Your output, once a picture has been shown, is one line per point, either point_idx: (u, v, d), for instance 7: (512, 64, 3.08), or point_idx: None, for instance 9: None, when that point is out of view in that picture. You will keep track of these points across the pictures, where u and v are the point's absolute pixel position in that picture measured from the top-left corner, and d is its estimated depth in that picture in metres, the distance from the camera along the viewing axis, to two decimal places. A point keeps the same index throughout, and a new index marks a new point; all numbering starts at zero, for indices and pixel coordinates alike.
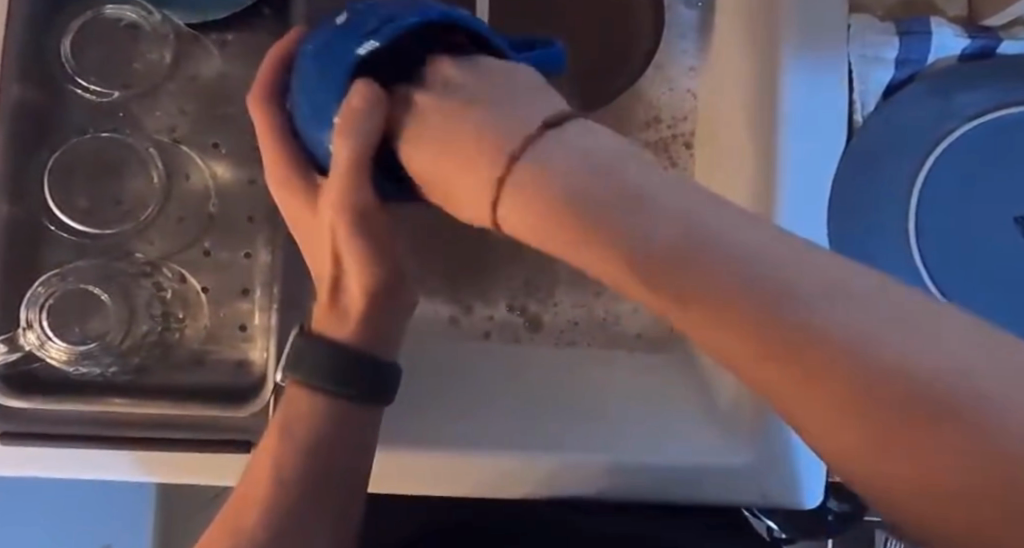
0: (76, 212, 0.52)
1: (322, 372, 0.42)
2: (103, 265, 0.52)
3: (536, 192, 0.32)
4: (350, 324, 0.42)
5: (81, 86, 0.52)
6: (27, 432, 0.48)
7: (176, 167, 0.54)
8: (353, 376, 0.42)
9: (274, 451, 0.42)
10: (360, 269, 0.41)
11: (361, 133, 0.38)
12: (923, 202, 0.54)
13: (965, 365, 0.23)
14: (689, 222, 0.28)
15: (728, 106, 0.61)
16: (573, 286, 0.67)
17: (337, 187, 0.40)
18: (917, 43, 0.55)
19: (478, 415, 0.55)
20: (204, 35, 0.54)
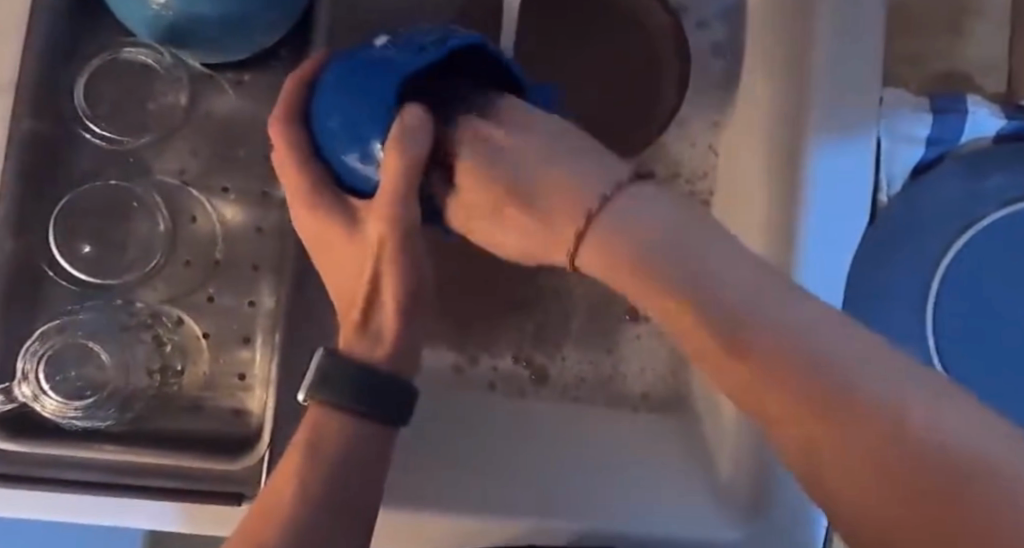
0: (80, 260, 0.50)
1: (347, 380, 0.38)
2: (104, 313, 0.50)
3: (614, 243, 0.35)
4: (384, 350, 0.40)
5: (91, 131, 0.51)
6: (19, 476, 0.46)
7: (181, 212, 0.53)
8: (379, 392, 0.38)
9: (300, 462, 0.37)
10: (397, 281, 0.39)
11: (417, 144, 0.40)
12: (945, 284, 0.53)
13: (987, 453, 0.24)
14: (752, 290, 0.30)
15: (746, 154, 0.59)
16: (581, 341, 0.65)
17: (391, 203, 0.40)
18: (948, 123, 0.53)
19: (485, 476, 0.53)
20: (220, 76, 0.53)
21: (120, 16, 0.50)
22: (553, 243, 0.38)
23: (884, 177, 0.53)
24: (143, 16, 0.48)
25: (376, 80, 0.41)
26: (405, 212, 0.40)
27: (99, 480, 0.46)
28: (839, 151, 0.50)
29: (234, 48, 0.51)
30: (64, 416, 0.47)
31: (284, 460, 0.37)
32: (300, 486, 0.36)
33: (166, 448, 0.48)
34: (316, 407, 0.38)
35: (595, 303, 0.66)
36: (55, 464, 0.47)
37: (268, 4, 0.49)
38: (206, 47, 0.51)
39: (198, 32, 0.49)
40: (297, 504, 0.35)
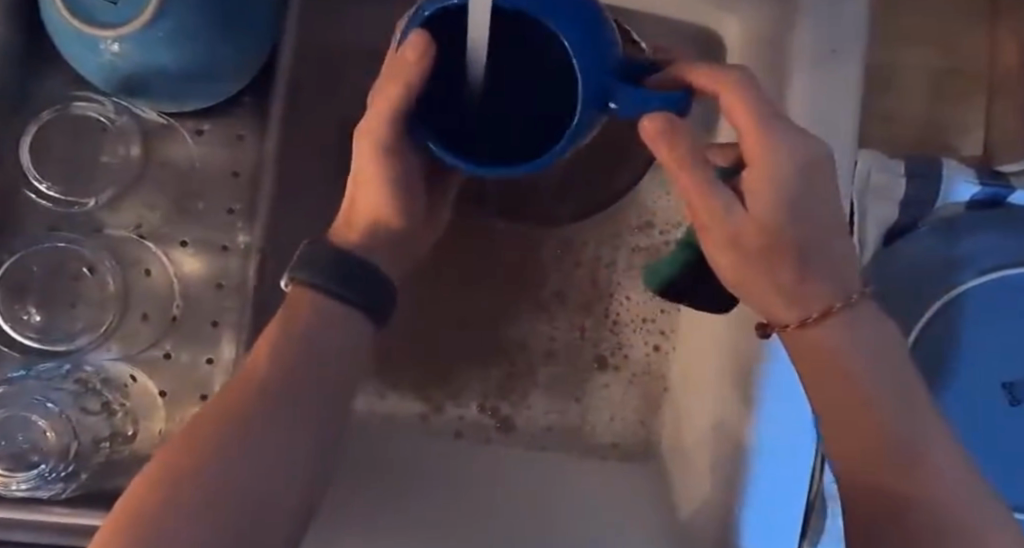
0: (27, 326, 0.48)
1: (333, 271, 0.35)
2: (48, 379, 0.47)
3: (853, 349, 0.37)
4: (356, 235, 0.39)
5: (37, 190, 0.49)
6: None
7: (134, 267, 0.51)
8: (368, 289, 0.36)
9: (279, 342, 0.34)
10: (381, 194, 0.38)
11: (411, 84, 0.33)
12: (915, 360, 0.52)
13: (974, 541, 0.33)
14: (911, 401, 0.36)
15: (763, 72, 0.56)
16: (549, 390, 0.64)
17: (382, 116, 0.35)
18: (927, 185, 0.52)
19: (459, 526, 0.50)
20: (179, 122, 0.51)
21: (71, 62, 0.47)
22: (767, 296, 0.38)
23: (858, 240, 0.53)
24: (97, 65, 0.45)
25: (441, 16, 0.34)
26: (396, 129, 0.35)
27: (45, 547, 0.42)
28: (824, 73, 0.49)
29: (193, 98, 0.49)
30: (5, 489, 0.43)
31: (263, 337, 0.35)
32: (264, 381, 0.32)
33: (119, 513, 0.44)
34: (302, 292, 0.35)
35: (562, 352, 0.64)
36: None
37: (229, 56, 0.47)
38: (162, 95, 0.48)
39: (152, 82, 0.47)
40: (273, 392, 0.32)
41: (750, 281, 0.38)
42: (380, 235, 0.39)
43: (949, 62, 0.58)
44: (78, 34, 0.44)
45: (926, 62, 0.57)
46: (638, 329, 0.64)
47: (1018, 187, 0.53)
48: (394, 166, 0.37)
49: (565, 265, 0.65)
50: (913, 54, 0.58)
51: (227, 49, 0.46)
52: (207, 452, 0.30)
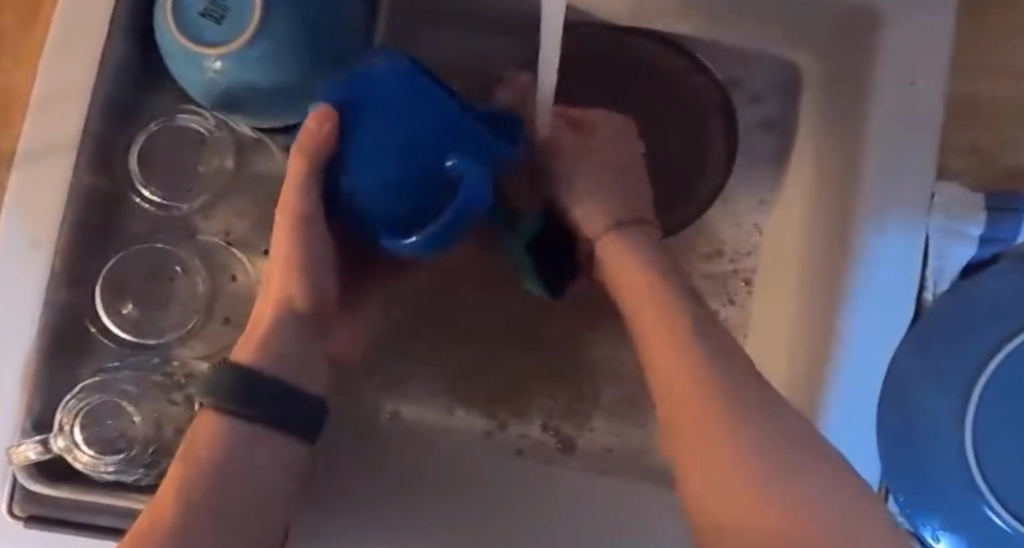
0: (122, 320, 0.51)
1: (251, 395, 0.39)
2: (140, 372, 0.50)
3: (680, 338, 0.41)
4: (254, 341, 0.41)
5: (143, 196, 0.52)
6: (65, 520, 0.47)
7: (222, 272, 0.54)
8: (278, 407, 0.40)
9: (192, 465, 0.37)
10: (298, 290, 0.43)
11: (314, 154, 0.41)
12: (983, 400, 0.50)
13: None
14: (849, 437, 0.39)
15: (835, 96, 0.56)
16: (611, 413, 0.64)
17: (292, 214, 0.42)
18: (1005, 221, 0.51)
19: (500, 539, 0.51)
20: (270, 139, 0.54)
21: (182, 84, 0.51)
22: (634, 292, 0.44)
23: (931, 274, 0.52)
24: (200, 82, 0.49)
25: (388, 96, 0.40)
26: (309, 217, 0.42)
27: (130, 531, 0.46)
28: (908, 138, 0.49)
29: (285, 113, 0.51)
30: (95, 470, 0.46)
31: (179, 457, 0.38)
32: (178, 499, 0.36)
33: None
34: (209, 420, 0.39)
35: (626, 377, 0.65)
36: (99, 513, 0.47)
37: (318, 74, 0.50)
38: (259, 110, 0.51)
39: (249, 96, 0.49)
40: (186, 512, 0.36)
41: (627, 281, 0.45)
42: (277, 350, 0.41)
43: None
44: (189, 52, 0.48)
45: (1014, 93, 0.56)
46: None
47: None
48: (307, 236, 0.42)
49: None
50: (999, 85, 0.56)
51: (315, 68, 0.49)
52: (191, 512, 0.36)
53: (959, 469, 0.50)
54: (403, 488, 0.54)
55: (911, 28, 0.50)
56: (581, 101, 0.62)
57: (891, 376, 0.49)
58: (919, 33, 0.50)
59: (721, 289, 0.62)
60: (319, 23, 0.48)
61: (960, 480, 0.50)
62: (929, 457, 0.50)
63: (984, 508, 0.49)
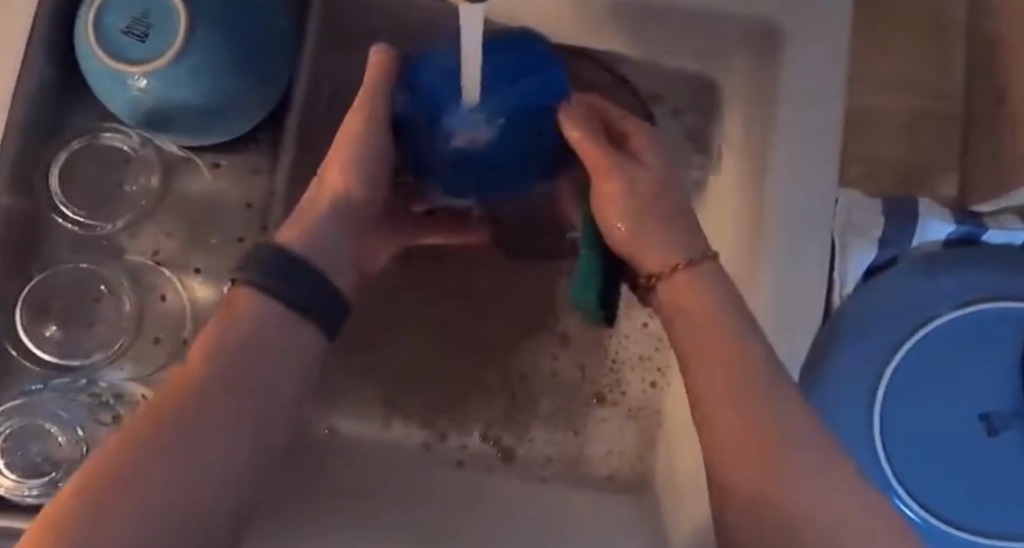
0: (46, 342, 0.50)
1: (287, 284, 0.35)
2: (64, 393, 0.49)
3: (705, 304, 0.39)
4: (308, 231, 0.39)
5: (63, 215, 0.52)
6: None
7: (150, 291, 0.53)
8: (309, 297, 0.36)
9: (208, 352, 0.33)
10: (345, 185, 0.40)
11: (378, 87, 0.42)
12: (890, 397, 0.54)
13: None
14: None
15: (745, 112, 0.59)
16: (546, 423, 0.66)
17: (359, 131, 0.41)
18: (903, 224, 0.55)
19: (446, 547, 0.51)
20: (198, 157, 0.55)
21: (102, 102, 0.50)
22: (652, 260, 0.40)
23: (838, 276, 0.55)
24: (125, 101, 0.49)
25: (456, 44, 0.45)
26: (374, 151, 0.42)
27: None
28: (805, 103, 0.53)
29: (211, 129, 0.52)
30: (20, 494, 0.46)
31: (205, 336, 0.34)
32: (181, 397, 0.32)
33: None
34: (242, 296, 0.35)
35: (562, 386, 0.66)
36: (20, 541, 0.45)
37: (246, 92, 0.51)
38: (184, 127, 0.51)
39: (174, 112, 0.50)
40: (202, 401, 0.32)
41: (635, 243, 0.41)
42: (320, 237, 0.39)
43: (928, 107, 0.61)
44: (109, 71, 0.48)
45: (905, 107, 0.60)
46: (635, 365, 0.65)
47: (991, 226, 0.56)
48: (370, 147, 0.41)
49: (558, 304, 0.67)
50: (891, 99, 0.61)
51: (244, 85, 0.50)
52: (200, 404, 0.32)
53: (873, 464, 0.54)
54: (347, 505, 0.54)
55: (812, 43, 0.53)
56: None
57: (805, 379, 0.53)
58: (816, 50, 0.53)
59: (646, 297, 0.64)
60: (247, 41, 0.49)
61: (873, 475, 0.54)
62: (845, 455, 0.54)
63: (896, 499, 0.54)
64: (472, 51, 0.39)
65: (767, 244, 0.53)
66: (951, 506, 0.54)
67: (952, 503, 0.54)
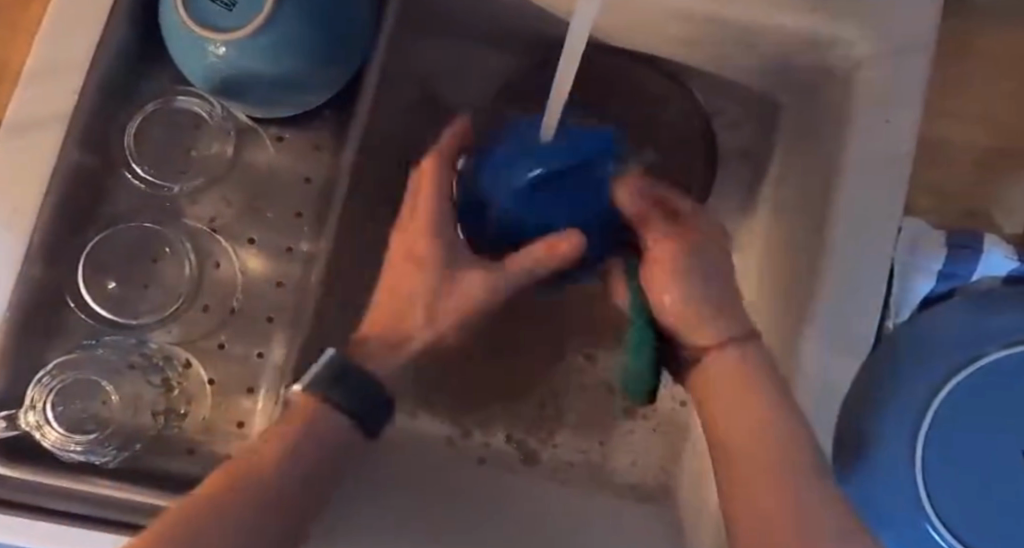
0: (104, 296, 0.50)
1: (351, 392, 0.38)
2: (118, 349, 0.49)
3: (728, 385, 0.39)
4: (389, 359, 0.41)
5: (134, 172, 0.51)
6: (27, 504, 0.44)
7: (206, 258, 0.53)
8: (363, 410, 0.39)
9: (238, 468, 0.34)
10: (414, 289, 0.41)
11: (438, 183, 0.43)
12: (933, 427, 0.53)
13: None
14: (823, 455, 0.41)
15: (812, 131, 0.59)
16: (575, 429, 0.65)
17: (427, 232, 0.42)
18: (963, 258, 0.54)
19: None
20: (265, 129, 0.54)
21: (180, 67, 0.50)
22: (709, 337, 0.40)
23: (893, 304, 0.56)
24: (203, 68, 0.49)
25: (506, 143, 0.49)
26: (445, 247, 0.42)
27: (102, 518, 0.44)
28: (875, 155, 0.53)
29: (284, 103, 0.52)
30: (64, 449, 0.45)
31: (221, 470, 0.35)
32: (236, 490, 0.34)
33: (165, 488, 0.47)
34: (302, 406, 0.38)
35: (592, 399, 0.66)
36: (48, 496, 0.44)
37: (322, 69, 0.50)
38: (257, 98, 0.51)
39: (249, 83, 0.50)
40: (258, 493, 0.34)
41: (692, 321, 0.40)
42: (390, 364, 0.41)
43: (1001, 142, 0.58)
44: (193, 36, 0.48)
45: (976, 142, 0.58)
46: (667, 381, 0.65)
47: None
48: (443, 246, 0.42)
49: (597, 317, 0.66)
50: (966, 131, 0.58)
51: (320, 62, 0.50)
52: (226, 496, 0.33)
53: (909, 494, 0.52)
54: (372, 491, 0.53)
55: (888, 73, 0.53)
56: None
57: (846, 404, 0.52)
58: (893, 78, 0.53)
59: None
60: (327, 17, 0.49)
61: (909, 505, 0.52)
62: (882, 482, 0.52)
63: (930, 531, 0.52)
64: (574, 50, 0.43)
65: (805, 352, 0.52)
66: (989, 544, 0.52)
67: (991, 542, 0.52)
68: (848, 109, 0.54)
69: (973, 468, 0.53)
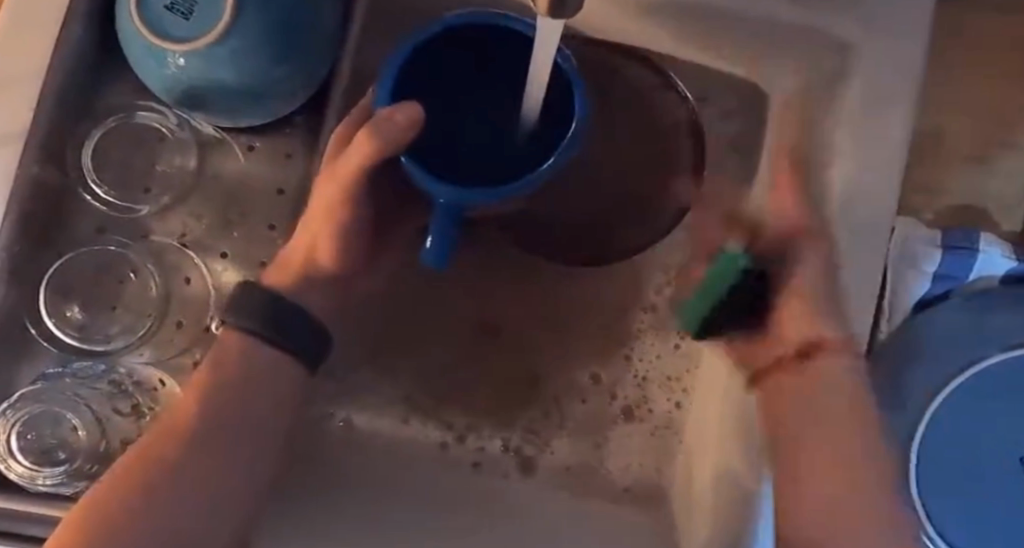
0: (68, 324, 0.48)
1: (261, 317, 0.42)
2: (83, 380, 0.48)
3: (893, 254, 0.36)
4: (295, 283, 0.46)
5: (93, 193, 0.50)
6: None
7: (176, 274, 0.51)
8: (291, 333, 0.43)
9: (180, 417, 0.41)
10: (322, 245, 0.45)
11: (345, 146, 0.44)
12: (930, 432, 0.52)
13: None
14: None
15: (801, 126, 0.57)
16: (572, 434, 0.63)
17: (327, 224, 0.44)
18: (958, 259, 0.53)
19: None
20: (232, 138, 0.52)
21: (142, 78, 0.49)
22: None
23: (888, 305, 0.53)
24: (163, 79, 0.47)
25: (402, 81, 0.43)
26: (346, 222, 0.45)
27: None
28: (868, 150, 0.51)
29: (251, 111, 0.50)
30: (32, 482, 0.44)
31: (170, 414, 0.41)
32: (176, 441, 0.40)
33: None
34: (230, 337, 0.43)
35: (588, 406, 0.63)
36: (33, 524, 0.44)
37: (287, 76, 0.48)
38: (222, 107, 0.49)
39: (211, 91, 0.48)
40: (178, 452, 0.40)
41: None
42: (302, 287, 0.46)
43: (997, 133, 0.56)
44: (149, 46, 0.46)
45: (973, 131, 0.56)
46: (664, 380, 0.63)
47: None
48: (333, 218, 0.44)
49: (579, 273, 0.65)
50: (963, 121, 0.56)
51: (286, 71, 0.48)
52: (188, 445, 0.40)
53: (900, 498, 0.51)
54: None
55: (874, 62, 0.51)
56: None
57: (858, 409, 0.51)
58: (880, 67, 0.51)
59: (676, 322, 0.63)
60: (291, 22, 0.46)
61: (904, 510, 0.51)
62: None
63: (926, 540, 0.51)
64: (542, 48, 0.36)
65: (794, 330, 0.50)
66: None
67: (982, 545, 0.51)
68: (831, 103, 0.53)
69: (977, 472, 0.52)
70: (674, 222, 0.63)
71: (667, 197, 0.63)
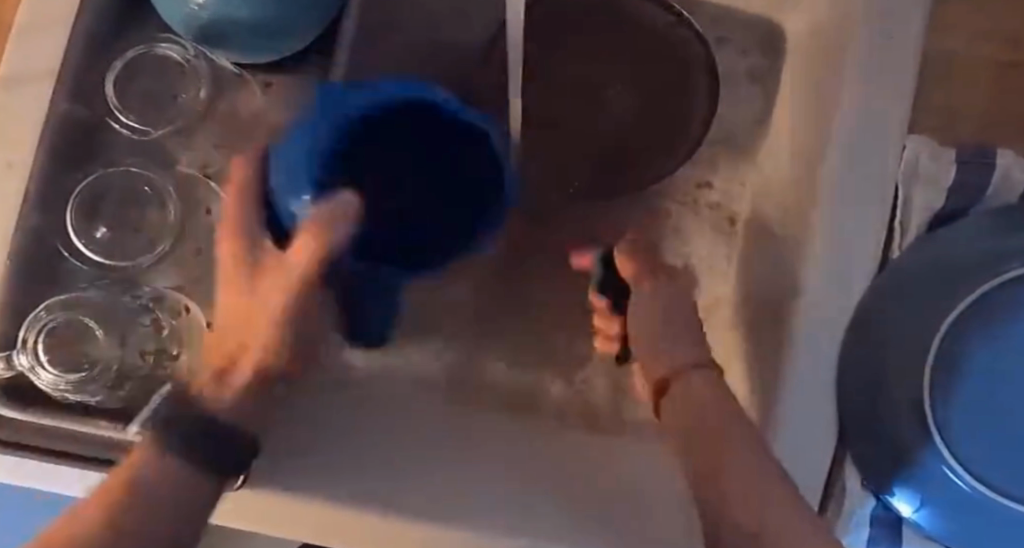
0: (95, 242, 0.51)
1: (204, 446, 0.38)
2: (106, 298, 0.50)
3: None
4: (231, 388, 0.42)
5: (119, 121, 0.52)
6: (32, 444, 0.46)
7: (196, 204, 0.54)
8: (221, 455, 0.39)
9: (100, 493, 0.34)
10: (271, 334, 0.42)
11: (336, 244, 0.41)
12: (944, 350, 0.50)
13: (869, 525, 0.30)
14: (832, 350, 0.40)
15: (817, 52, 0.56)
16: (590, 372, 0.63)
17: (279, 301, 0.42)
18: (972, 177, 0.52)
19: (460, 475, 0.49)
20: (252, 75, 0.54)
21: (170, 21, 0.51)
22: None
23: (898, 226, 0.53)
24: (190, 15, 0.49)
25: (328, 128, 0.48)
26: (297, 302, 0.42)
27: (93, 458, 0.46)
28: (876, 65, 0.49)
29: (276, 44, 0.52)
30: (57, 389, 0.46)
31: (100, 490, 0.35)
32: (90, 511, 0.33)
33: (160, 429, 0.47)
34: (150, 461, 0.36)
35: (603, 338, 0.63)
36: (58, 438, 0.47)
37: (304, 8, 0.50)
38: (248, 43, 0.51)
39: (236, 25, 0.50)
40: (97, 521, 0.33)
41: None
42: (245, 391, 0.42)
43: (1015, 54, 0.55)
44: None
45: (991, 53, 0.55)
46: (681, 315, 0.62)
47: None
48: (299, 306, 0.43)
49: (599, 213, 0.63)
50: (983, 42, 0.55)
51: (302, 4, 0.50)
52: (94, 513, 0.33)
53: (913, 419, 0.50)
54: (370, 422, 0.53)
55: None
56: (554, 60, 0.64)
57: (872, 327, 0.50)
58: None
59: (692, 257, 0.62)
60: None
61: (920, 432, 0.50)
62: (894, 418, 0.50)
63: (942, 461, 0.49)
64: None
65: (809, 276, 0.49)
66: (997, 470, 0.50)
67: (999, 466, 0.50)
68: (844, 25, 0.52)
69: (987, 397, 0.50)
70: (696, 148, 0.61)
71: (685, 126, 0.62)
